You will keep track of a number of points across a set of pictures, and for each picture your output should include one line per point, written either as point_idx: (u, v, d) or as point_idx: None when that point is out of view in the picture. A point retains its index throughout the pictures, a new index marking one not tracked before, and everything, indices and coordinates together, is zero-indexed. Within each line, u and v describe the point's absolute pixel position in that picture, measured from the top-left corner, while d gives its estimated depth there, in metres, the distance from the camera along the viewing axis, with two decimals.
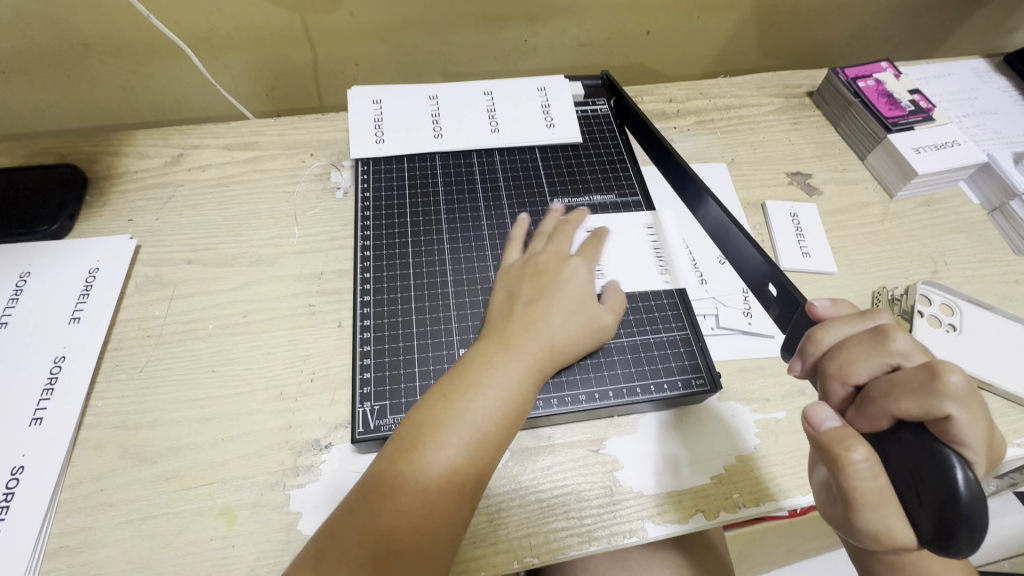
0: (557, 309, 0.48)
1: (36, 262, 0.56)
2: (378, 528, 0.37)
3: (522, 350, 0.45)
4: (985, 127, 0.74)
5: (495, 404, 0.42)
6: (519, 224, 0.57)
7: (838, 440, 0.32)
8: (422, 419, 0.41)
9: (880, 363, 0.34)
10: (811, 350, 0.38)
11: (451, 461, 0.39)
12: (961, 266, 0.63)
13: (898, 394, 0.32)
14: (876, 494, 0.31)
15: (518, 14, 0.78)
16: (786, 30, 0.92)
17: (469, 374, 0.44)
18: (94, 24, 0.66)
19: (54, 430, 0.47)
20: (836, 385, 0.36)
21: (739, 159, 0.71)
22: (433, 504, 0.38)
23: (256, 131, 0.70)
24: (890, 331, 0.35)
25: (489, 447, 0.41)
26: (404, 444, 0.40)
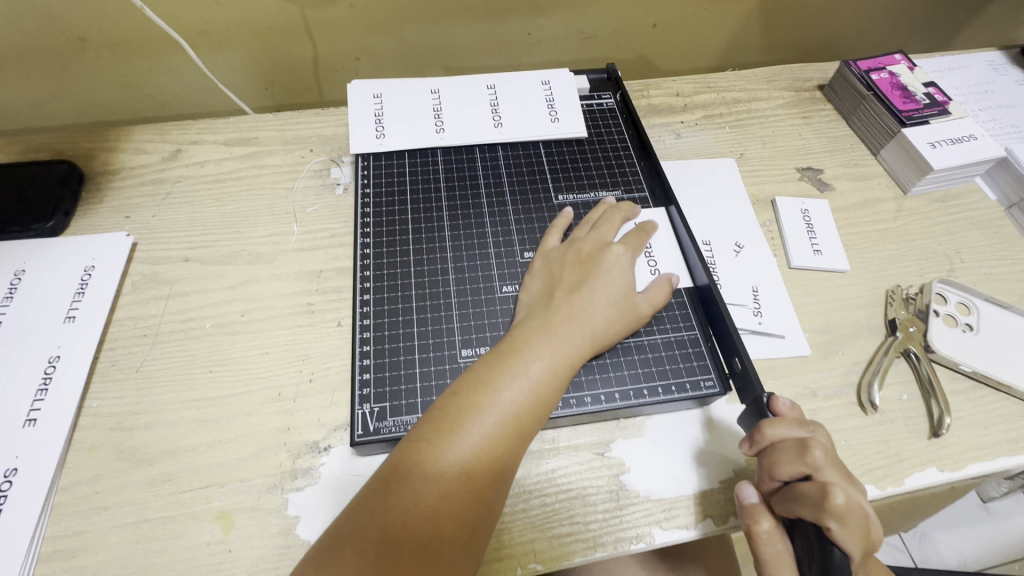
0: (598, 296, 0.48)
1: (31, 260, 0.55)
2: (414, 513, 0.36)
3: (563, 337, 0.45)
4: (1002, 120, 0.72)
5: (535, 388, 0.42)
6: (564, 214, 0.56)
7: (752, 518, 0.41)
8: (460, 401, 0.40)
9: (798, 470, 0.40)
10: (755, 440, 0.42)
11: (490, 443, 0.39)
12: (978, 264, 0.62)
13: (800, 502, 0.39)
14: (775, 559, 0.40)
15: (520, 7, 0.76)
16: (796, 23, 0.90)
17: (511, 357, 0.43)
18: (89, 17, 0.65)
19: (47, 431, 0.46)
20: (766, 479, 0.42)
21: (748, 154, 0.69)
22: (471, 487, 0.37)
23: (255, 126, 0.69)
24: (812, 444, 0.39)
25: (525, 431, 0.41)
26: (442, 424, 0.39)
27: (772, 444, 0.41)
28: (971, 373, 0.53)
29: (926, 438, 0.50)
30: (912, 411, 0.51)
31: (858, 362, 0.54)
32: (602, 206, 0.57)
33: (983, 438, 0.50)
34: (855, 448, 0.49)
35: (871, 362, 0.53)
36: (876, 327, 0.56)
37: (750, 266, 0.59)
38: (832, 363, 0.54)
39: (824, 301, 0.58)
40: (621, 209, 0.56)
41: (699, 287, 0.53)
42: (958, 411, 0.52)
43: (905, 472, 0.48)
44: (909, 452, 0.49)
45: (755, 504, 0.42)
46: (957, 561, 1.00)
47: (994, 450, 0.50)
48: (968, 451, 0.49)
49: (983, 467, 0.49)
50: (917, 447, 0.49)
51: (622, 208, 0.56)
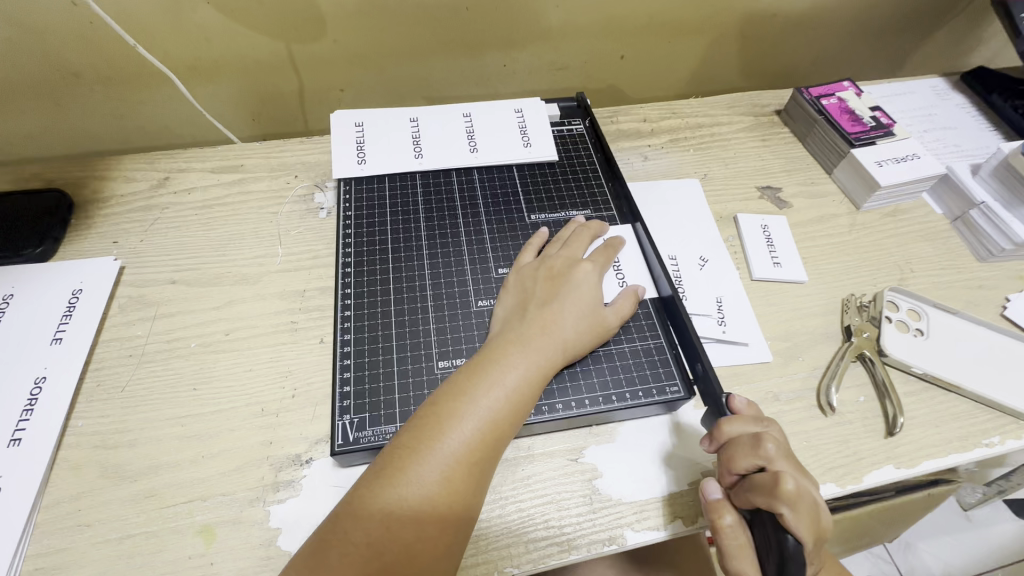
0: (569, 310, 0.50)
1: (20, 284, 0.56)
2: (396, 516, 0.37)
3: (536, 347, 0.47)
4: (946, 141, 0.78)
5: (511, 395, 0.44)
6: (539, 234, 0.59)
7: (713, 509, 0.43)
8: (440, 409, 0.42)
9: (753, 462, 0.42)
10: (715, 437, 0.45)
11: (469, 448, 0.41)
12: (927, 273, 0.66)
13: (754, 490, 0.41)
14: (736, 548, 0.43)
15: (495, 40, 0.81)
16: (755, 53, 0.96)
17: (488, 366, 0.45)
18: (83, 54, 0.69)
19: (33, 450, 0.47)
20: (726, 473, 0.44)
21: (711, 174, 0.74)
22: (451, 491, 0.39)
23: (243, 154, 0.72)
24: (765, 438, 0.42)
25: (502, 437, 0.43)
26: (423, 432, 0.41)
27: (730, 439, 0.44)
28: (922, 375, 0.56)
29: (882, 437, 0.53)
30: (869, 411, 0.54)
31: (817, 367, 0.57)
32: (571, 226, 0.60)
33: (936, 435, 0.53)
34: (816, 448, 0.51)
35: (829, 367, 0.56)
36: (833, 333, 0.59)
37: (713, 279, 0.62)
38: (792, 369, 0.56)
39: (785, 311, 0.61)
40: (590, 227, 0.59)
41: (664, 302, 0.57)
42: (912, 411, 0.54)
43: (863, 470, 0.51)
44: (867, 451, 0.52)
45: (718, 500, 0.44)
46: (941, 569, 1.02)
47: (947, 448, 0.52)
48: (922, 449, 0.52)
49: (936, 463, 0.51)
50: (874, 445, 0.52)
51: (591, 227, 0.59)
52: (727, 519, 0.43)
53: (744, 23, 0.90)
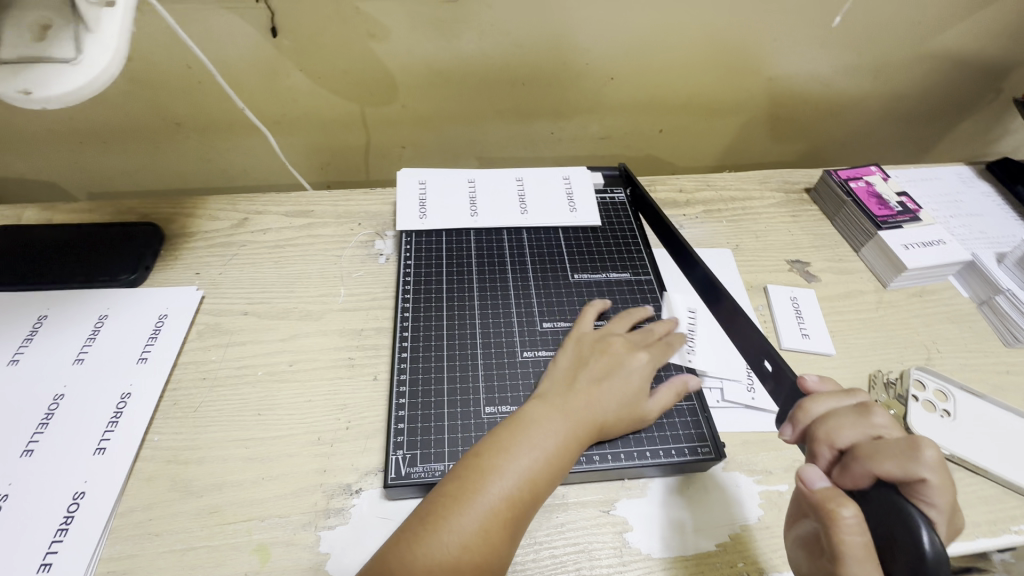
0: (613, 387, 0.53)
1: (114, 306, 0.63)
2: (438, 559, 0.40)
3: (578, 417, 0.50)
4: (971, 227, 0.81)
5: (549, 457, 0.47)
6: (593, 305, 0.63)
7: (830, 496, 0.31)
8: (482, 462, 0.45)
9: (863, 433, 0.35)
10: (801, 418, 0.38)
11: (507, 502, 0.44)
12: (953, 354, 0.68)
13: (880, 454, 0.33)
14: (863, 551, 0.30)
15: (545, 112, 0.89)
16: (786, 133, 1.03)
17: (528, 426, 0.48)
18: (187, 107, 0.79)
19: (115, 459, 0.52)
20: (823, 449, 0.36)
21: (743, 246, 0.78)
22: (489, 541, 0.42)
23: (313, 201, 0.79)
24: (873, 408, 0.36)
25: (538, 496, 0.46)
26: (466, 483, 0.44)
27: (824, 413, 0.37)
28: (949, 456, 0.57)
29: None
30: None
31: None
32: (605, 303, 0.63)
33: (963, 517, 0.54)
34: None
35: None
36: None
37: None
38: None
39: None
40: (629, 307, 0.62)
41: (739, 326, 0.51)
42: None
43: None
44: None
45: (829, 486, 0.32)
46: None
47: (973, 530, 0.53)
48: None
49: (963, 546, 0.52)
50: None
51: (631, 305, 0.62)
52: (849, 508, 0.31)
53: (777, 106, 0.96)
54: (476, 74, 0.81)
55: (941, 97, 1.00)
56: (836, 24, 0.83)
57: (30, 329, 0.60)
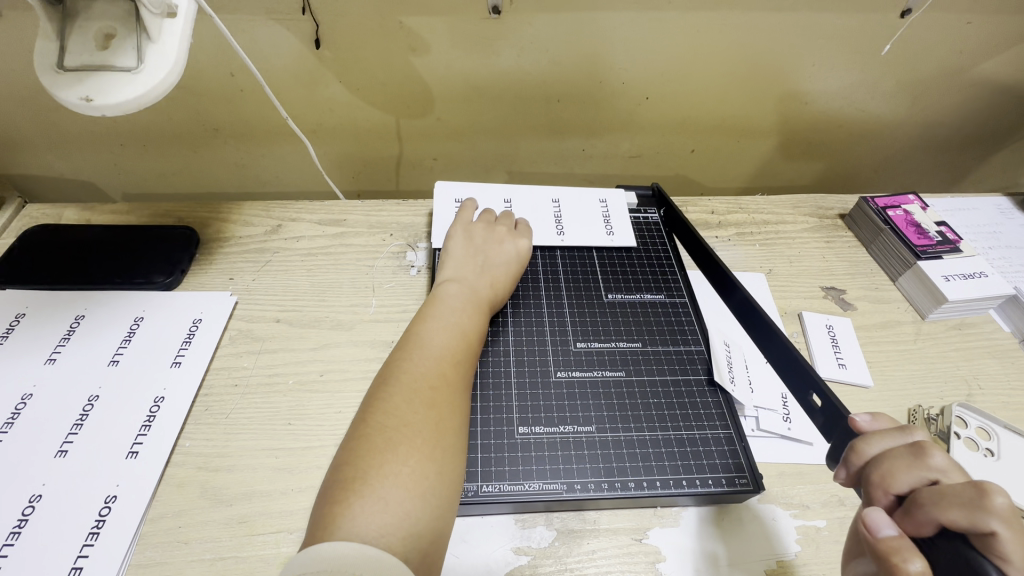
0: (502, 262, 0.64)
1: (149, 309, 0.64)
2: (411, 441, 0.42)
3: (480, 292, 0.59)
4: (1012, 260, 0.79)
5: (464, 324, 0.54)
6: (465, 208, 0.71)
7: (895, 549, 0.30)
8: (412, 335, 0.52)
9: (921, 477, 0.32)
10: (854, 460, 0.36)
11: (448, 350, 0.51)
12: (995, 391, 0.66)
13: (944, 502, 0.30)
14: None
15: (578, 128, 0.89)
16: (818, 157, 1.02)
17: (428, 311, 0.55)
18: (227, 113, 0.80)
19: (147, 463, 0.52)
20: (878, 494, 0.34)
21: (776, 271, 0.77)
22: (445, 395, 0.47)
23: (345, 211, 0.80)
24: (929, 447, 0.33)
25: (473, 345, 0.53)
26: (406, 348, 0.51)
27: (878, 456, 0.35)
28: None
29: None
30: None
31: None
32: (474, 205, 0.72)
33: None
34: None
35: None
36: None
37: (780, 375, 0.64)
38: None
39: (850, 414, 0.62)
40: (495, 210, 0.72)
41: (785, 355, 0.50)
42: None
43: None
44: None
45: (893, 538, 0.31)
46: None
47: None
48: None
49: None
50: None
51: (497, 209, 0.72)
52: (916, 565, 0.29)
53: (810, 130, 0.96)
54: (512, 89, 0.82)
55: (979, 126, 0.98)
56: (887, 51, 0.83)
57: (67, 329, 0.61)
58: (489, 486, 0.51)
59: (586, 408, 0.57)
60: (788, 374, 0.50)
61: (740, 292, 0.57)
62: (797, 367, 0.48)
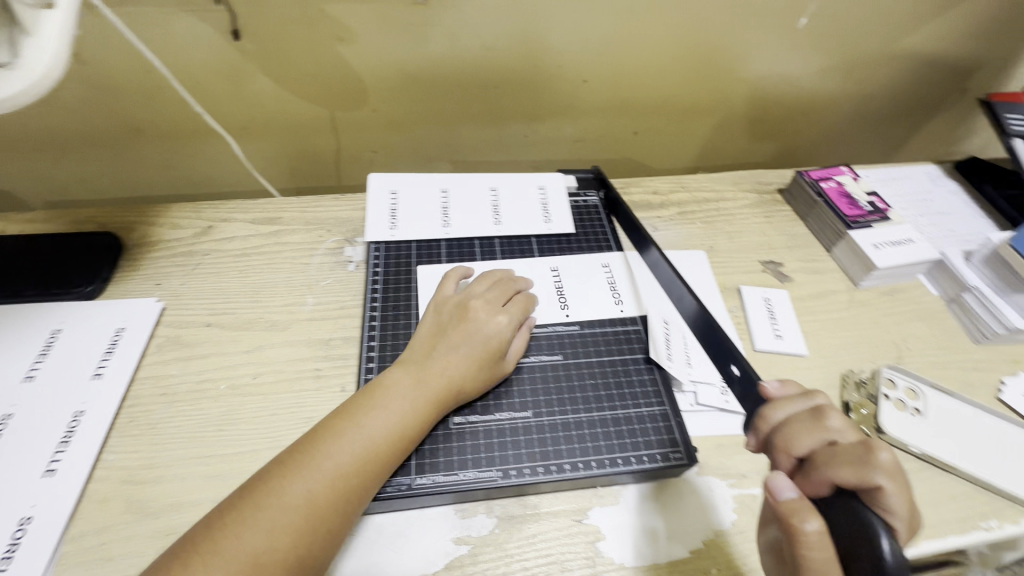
0: (465, 353, 0.54)
1: (68, 320, 0.60)
2: (247, 546, 0.39)
3: (431, 385, 0.51)
4: (940, 226, 0.82)
5: (393, 426, 0.48)
6: (466, 270, 0.64)
7: (794, 511, 0.31)
8: (340, 421, 0.47)
9: (818, 439, 0.35)
10: (761, 426, 0.38)
11: (352, 459, 0.45)
12: (924, 352, 0.68)
13: (838, 461, 0.33)
14: (824, 566, 0.30)
15: (518, 115, 0.89)
16: (759, 134, 1.03)
17: (366, 397, 0.49)
18: (146, 113, 0.76)
19: (67, 480, 0.49)
20: (781, 458, 0.36)
21: (717, 247, 0.78)
22: (305, 522, 0.41)
23: (280, 208, 0.77)
24: (827, 411, 0.36)
25: (385, 464, 0.47)
26: (322, 433, 0.46)
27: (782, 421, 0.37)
28: (920, 455, 0.57)
29: None
30: None
31: None
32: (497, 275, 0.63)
33: (934, 516, 0.54)
34: None
35: None
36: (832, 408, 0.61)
37: None
38: None
39: None
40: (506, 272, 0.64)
41: (711, 333, 0.51)
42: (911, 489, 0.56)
43: None
44: None
45: (795, 499, 0.32)
46: None
47: (945, 529, 0.53)
48: (921, 529, 0.53)
49: (934, 545, 0.52)
50: None
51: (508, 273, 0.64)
52: (813, 523, 0.31)
53: (748, 108, 0.97)
54: (446, 77, 0.80)
55: (909, 97, 1.01)
56: (805, 25, 0.84)
57: None
58: (422, 478, 0.50)
59: (523, 394, 0.57)
60: (712, 348, 0.51)
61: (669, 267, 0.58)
62: (718, 339, 0.50)
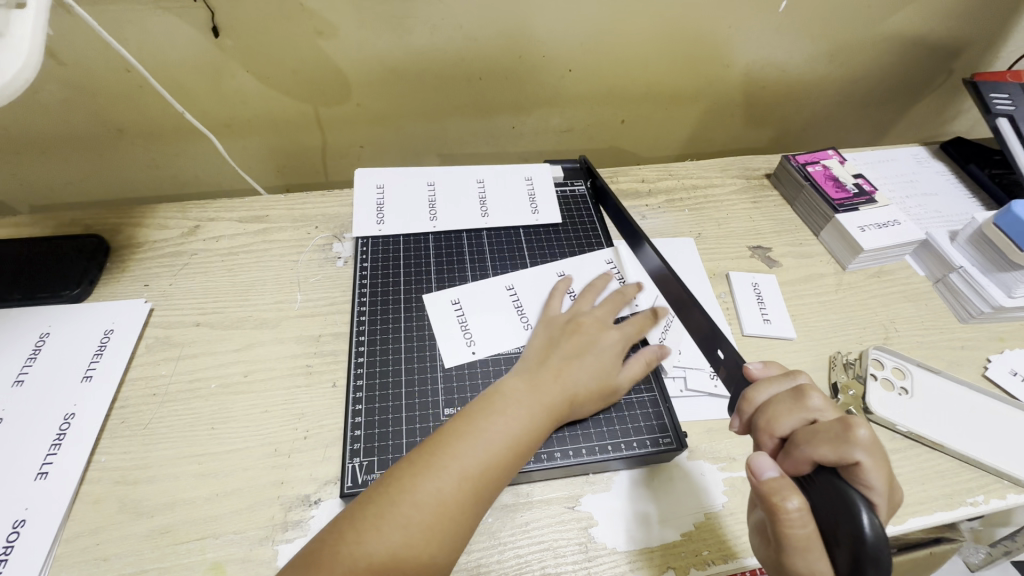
0: (592, 366, 0.53)
1: (56, 323, 0.60)
2: (385, 541, 0.38)
3: (546, 393, 0.50)
4: (926, 207, 0.83)
5: (517, 431, 0.46)
6: (564, 281, 0.64)
7: (774, 489, 0.32)
8: (459, 427, 0.45)
9: (800, 418, 0.36)
10: (745, 408, 0.39)
11: (481, 468, 0.43)
12: (911, 333, 0.69)
13: (817, 439, 0.33)
14: (804, 541, 0.31)
15: (504, 107, 0.89)
16: (746, 120, 1.03)
17: (481, 406, 0.48)
18: (129, 113, 0.76)
19: (59, 483, 0.49)
20: (765, 439, 0.37)
21: (705, 234, 0.78)
22: (431, 535, 0.40)
23: (267, 206, 0.77)
24: (808, 390, 0.36)
25: (505, 473, 0.45)
26: (451, 438, 0.45)
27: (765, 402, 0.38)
28: (907, 433, 0.58)
29: None
30: None
31: None
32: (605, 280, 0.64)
33: (921, 493, 0.55)
34: None
35: None
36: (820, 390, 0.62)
37: None
38: None
39: None
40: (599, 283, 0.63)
41: (697, 320, 0.51)
42: (898, 468, 0.56)
43: None
44: None
45: (775, 477, 0.33)
46: None
47: (932, 505, 0.54)
48: (908, 506, 0.54)
49: (921, 521, 0.53)
50: None
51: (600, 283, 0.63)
52: (793, 501, 0.31)
53: (735, 94, 0.97)
54: (430, 70, 0.80)
55: (895, 79, 1.01)
56: (785, 7, 0.83)
57: None
58: None
59: None
60: (698, 332, 0.52)
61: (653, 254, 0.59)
62: (703, 324, 0.50)
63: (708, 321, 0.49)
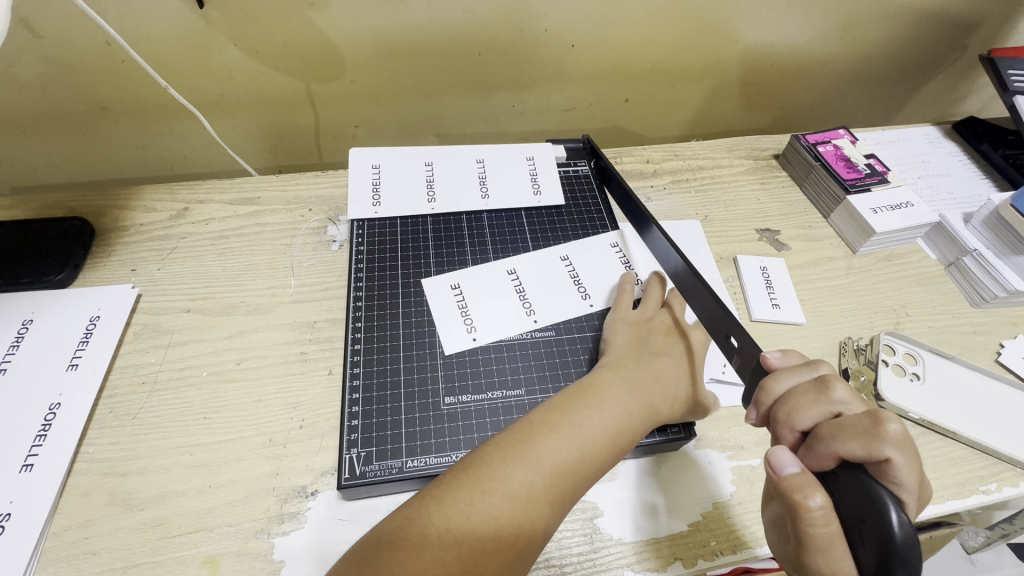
0: (683, 370, 0.53)
1: (39, 309, 0.58)
2: (476, 528, 0.38)
3: (641, 393, 0.49)
4: (939, 188, 0.80)
5: (609, 427, 0.46)
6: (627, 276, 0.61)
7: (797, 486, 0.31)
8: (553, 418, 0.45)
9: (822, 411, 0.35)
10: (763, 399, 0.38)
11: (574, 459, 0.43)
12: (922, 318, 0.67)
13: (843, 434, 0.32)
14: (826, 539, 0.30)
15: (504, 84, 0.85)
16: (754, 98, 1.00)
17: (575, 397, 0.47)
18: (112, 90, 0.72)
19: (44, 476, 0.47)
20: (785, 431, 0.36)
21: (712, 216, 0.76)
22: (522, 524, 0.39)
23: (259, 187, 0.74)
24: (832, 381, 0.35)
25: (599, 466, 0.44)
26: (544, 427, 0.44)
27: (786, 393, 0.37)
28: (919, 421, 0.57)
29: None
30: None
31: None
32: (660, 279, 0.60)
33: (933, 481, 0.53)
34: None
35: None
36: None
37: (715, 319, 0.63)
38: None
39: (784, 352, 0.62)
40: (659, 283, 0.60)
41: (708, 305, 0.49)
42: None
43: None
44: None
45: (796, 473, 0.32)
46: None
47: (944, 494, 0.53)
48: None
49: (933, 510, 0.52)
50: None
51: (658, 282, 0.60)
52: (816, 499, 0.30)
53: (744, 72, 0.94)
54: (426, 44, 0.76)
55: (908, 57, 0.98)
56: None
57: None
58: (413, 461, 0.50)
59: (515, 371, 0.56)
60: (711, 318, 0.50)
61: (664, 237, 0.56)
62: (715, 308, 0.48)
63: (721, 306, 0.47)
